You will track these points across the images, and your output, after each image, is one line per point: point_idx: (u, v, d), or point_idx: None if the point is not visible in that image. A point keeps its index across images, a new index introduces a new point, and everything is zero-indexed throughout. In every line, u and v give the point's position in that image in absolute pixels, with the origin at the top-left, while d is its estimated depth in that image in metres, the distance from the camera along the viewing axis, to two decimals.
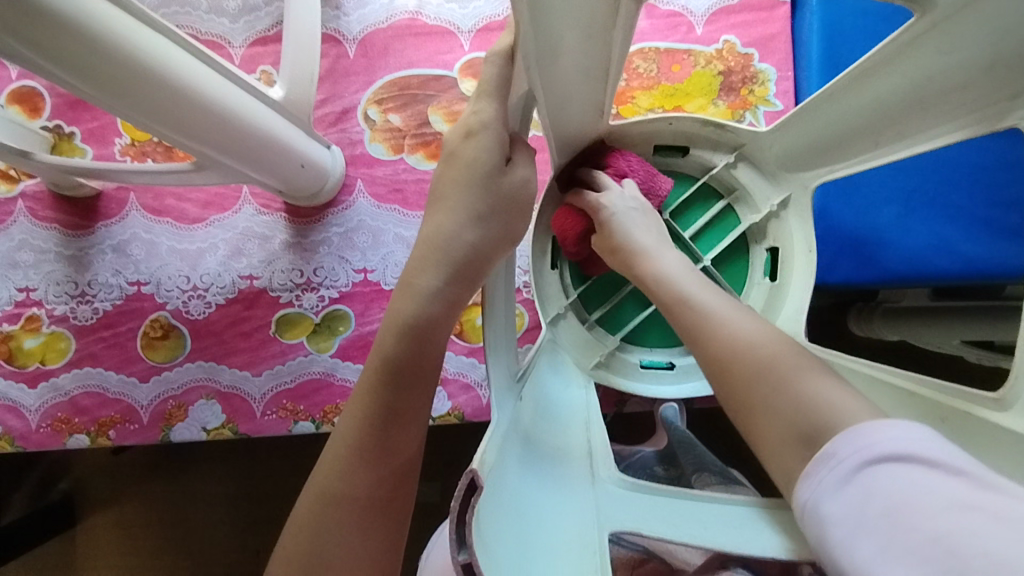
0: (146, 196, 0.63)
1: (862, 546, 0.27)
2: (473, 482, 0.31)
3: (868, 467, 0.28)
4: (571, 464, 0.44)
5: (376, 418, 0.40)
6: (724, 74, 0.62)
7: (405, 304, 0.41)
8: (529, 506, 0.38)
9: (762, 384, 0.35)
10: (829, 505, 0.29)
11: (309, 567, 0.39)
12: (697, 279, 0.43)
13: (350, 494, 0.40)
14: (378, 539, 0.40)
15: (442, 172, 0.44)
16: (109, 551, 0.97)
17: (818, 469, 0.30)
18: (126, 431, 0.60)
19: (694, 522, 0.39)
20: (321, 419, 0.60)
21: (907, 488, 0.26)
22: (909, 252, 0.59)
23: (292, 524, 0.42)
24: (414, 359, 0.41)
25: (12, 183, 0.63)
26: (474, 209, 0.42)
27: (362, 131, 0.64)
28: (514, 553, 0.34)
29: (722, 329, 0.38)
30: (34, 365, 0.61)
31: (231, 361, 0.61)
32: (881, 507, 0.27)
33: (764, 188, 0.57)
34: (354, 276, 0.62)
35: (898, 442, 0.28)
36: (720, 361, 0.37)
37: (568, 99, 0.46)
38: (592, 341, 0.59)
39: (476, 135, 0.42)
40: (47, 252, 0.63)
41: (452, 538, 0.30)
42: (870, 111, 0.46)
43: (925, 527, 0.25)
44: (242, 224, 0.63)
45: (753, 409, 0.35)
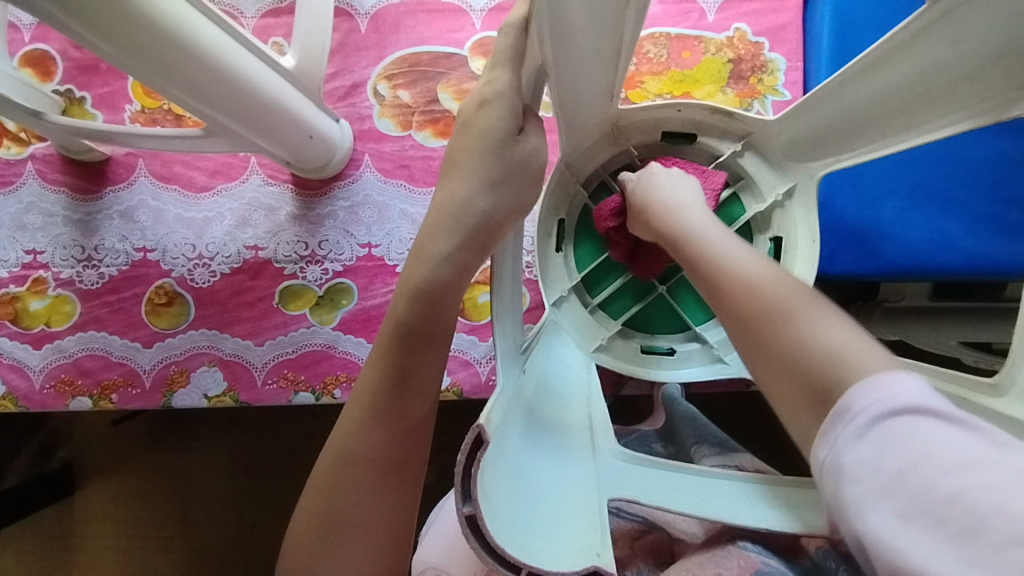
0: (154, 162, 0.64)
1: (876, 508, 0.27)
2: (479, 437, 0.32)
3: (888, 420, 0.28)
4: (571, 437, 0.45)
5: (389, 379, 0.41)
6: (734, 62, 0.62)
7: (416, 271, 0.42)
8: (528, 475, 0.39)
9: (782, 329, 0.34)
10: (844, 458, 0.28)
11: (330, 525, 0.41)
12: (722, 232, 0.44)
13: (364, 455, 0.41)
14: (394, 496, 0.42)
15: (456, 141, 0.45)
16: (105, 519, 0.97)
17: (835, 424, 0.29)
18: (128, 395, 0.61)
19: (690, 494, 0.40)
20: (321, 390, 0.60)
21: (927, 448, 0.26)
22: (911, 245, 0.59)
23: (313, 485, 0.43)
24: (425, 323, 0.41)
25: (22, 145, 0.64)
26: (487, 178, 0.43)
27: (371, 106, 0.64)
28: (513, 514, 0.35)
29: (742, 278, 0.38)
30: (39, 327, 0.62)
31: (233, 330, 0.62)
32: (899, 463, 0.26)
33: (770, 178, 0.57)
34: (358, 251, 0.62)
35: (916, 396, 0.28)
36: (739, 312, 0.37)
37: (578, 80, 0.47)
38: (594, 324, 0.59)
39: (490, 104, 0.43)
40: (55, 215, 0.64)
41: (458, 492, 0.31)
42: (878, 100, 0.47)
43: (946, 485, 0.25)
44: (249, 195, 0.63)
45: (766, 358, 0.35)
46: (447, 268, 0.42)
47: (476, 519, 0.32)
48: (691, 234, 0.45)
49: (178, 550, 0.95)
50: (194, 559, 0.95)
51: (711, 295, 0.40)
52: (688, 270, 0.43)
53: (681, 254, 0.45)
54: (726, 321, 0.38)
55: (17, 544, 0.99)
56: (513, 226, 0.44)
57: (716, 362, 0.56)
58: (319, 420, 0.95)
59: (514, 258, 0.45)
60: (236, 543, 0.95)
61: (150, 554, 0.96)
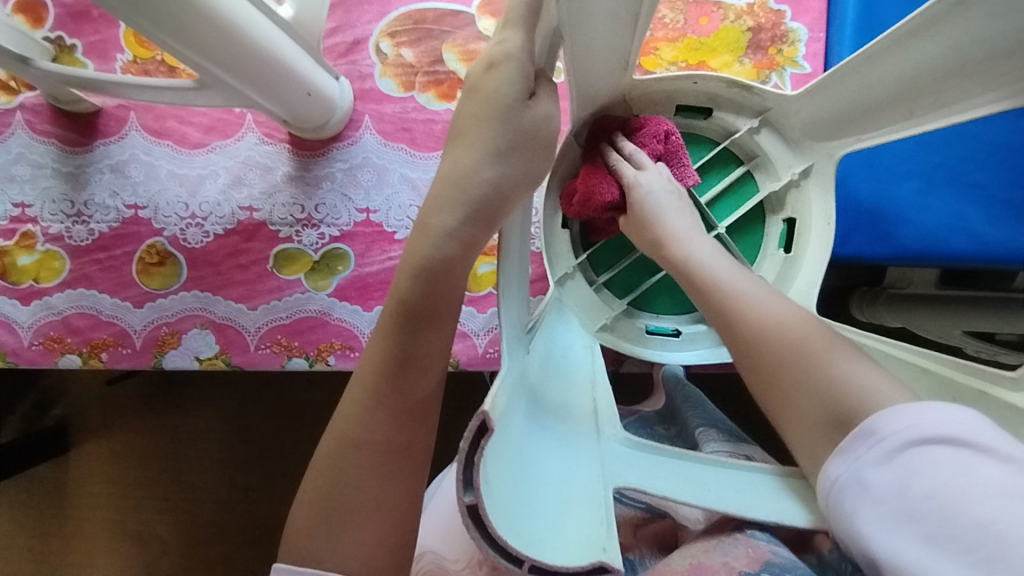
0: (146, 116, 0.62)
1: (892, 532, 0.31)
2: (484, 424, 0.31)
3: (909, 448, 0.31)
4: (575, 420, 0.44)
5: (391, 359, 0.40)
6: (753, 31, 0.60)
7: (421, 240, 0.40)
8: (532, 461, 0.38)
9: (808, 368, 0.36)
10: (865, 480, 0.32)
11: (331, 511, 0.38)
12: (732, 266, 0.44)
13: (366, 434, 0.39)
14: (400, 482, 0.39)
15: (463, 105, 0.43)
16: (98, 478, 0.97)
17: (855, 446, 0.33)
18: (119, 355, 0.60)
19: (698, 484, 0.39)
20: (315, 356, 0.59)
21: (943, 478, 0.30)
22: (926, 229, 0.57)
23: (312, 470, 0.40)
24: (426, 295, 0.40)
25: (10, 93, 0.62)
26: (494, 145, 0.41)
27: (373, 64, 0.61)
28: (515, 503, 0.34)
29: (762, 317, 0.39)
30: (28, 283, 0.60)
31: (226, 293, 0.60)
32: (926, 488, 0.30)
33: (786, 156, 0.55)
34: (356, 216, 0.60)
35: (941, 426, 0.31)
36: (759, 349, 0.39)
37: (594, 45, 0.44)
38: (600, 303, 0.58)
39: (499, 65, 0.41)
40: (44, 167, 0.62)
41: (459, 480, 0.31)
42: (907, 78, 0.44)
43: (972, 513, 0.29)
44: (244, 153, 0.61)
45: (782, 394, 0.37)
46: (449, 236, 0.40)
47: (476, 509, 0.31)
48: (702, 267, 0.44)
49: (172, 511, 0.96)
50: (188, 521, 0.95)
51: (724, 325, 0.41)
52: (698, 303, 0.43)
53: (687, 280, 0.44)
54: (745, 353, 0.39)
55: (12, 499, 0.99)
56: (520, 197, 0.42)
57: (721, 345, 0.55)
58: (313, 385, 0.95)
59: (522, 230, 0.44)
60: (230, 506, 0.95)
61: (143, 514, 0.96)
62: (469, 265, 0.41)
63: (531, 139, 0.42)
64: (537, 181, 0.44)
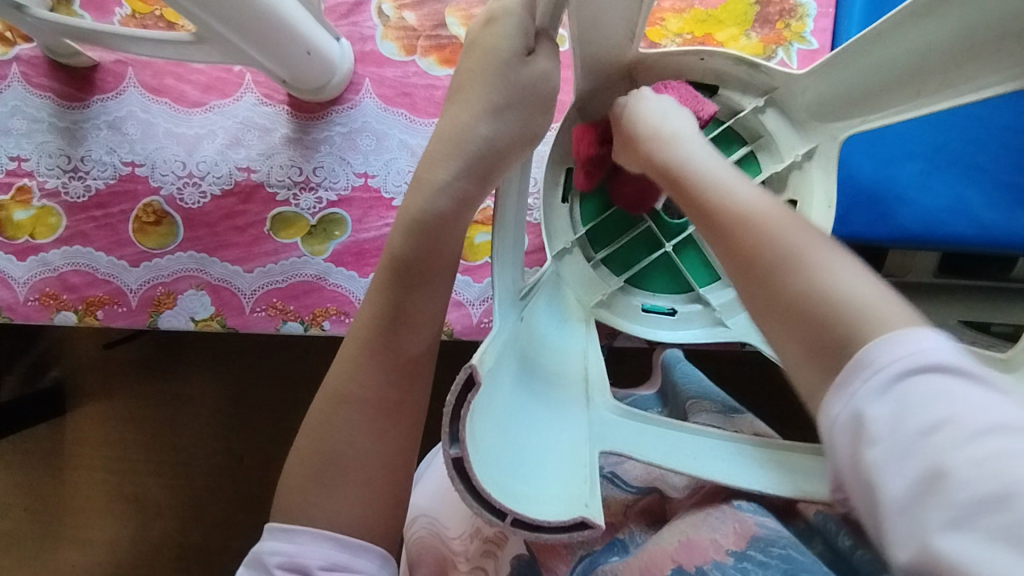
0: (145, 73, 0.61)
1: (890, 474, 0.26)
2: (470, 378, 0.31)
3: (908, 376, 0.27)
4: (566, 387, 0.44)
5: (384, 317, 0.40)
6: (761, 4, 0.59)
7: (418, 197, 0.40)
8: (519, 422, 0.38)
9: (789, 275, 0.32)
10: (861, 416, 0.28)
11: (322, 467, 0.39)
12: (721, 164, 0.40)
13: (360, 391, 0.39)
14: (391, 443, 0.40)
15: (462, 64, 0.43)
16: (95, 440, 0.98)
17: (851, 378, 0.29)
18: (114, 313, 0.60)
19: (684, 452, 0.40)
20: (310, 321, 0.59)
21: (946, 407, 0.26)
22: (926, 211, 0.57)
23: (305, 429, 0.41)
24: (422, 254, 0.40)
25: (8, 46, 0.61)
26: (492, 103, 0.41)
27: (374, 27, 0.61)
28: (502, 461, 0.35)
29: (746, 216, 0.35)
30: (24, 238, 0.60)
31: (222, 254, 0.60)
32: (923, 424, 0.26)
33: (790, 137, 0.54)
34: (354, 180, 0.60)
35: (939, 353, 0.27)
36: (743, 255, 0.34)
37: (596, 13, 0.44)
38: (595, 280, 0.56)
39: (498, 21, 0.41)
40: (40, 121, 0.61)
41: (446, 434, 0.31)
42: (918, 56, 0.45)
43: (970, 451, 0.25)
44: (242, 113, 0.61)
45: (768, 308, 0.33)
46: (444, 195, 0.40)
47: (461, 461, 0.32)
48: (688, 168, 0.41)
49: (167, 475, 0.96)
50: (183, 485, 0.96)
51: (714, 235, 0.36)
52: (681, 204, 0.40)
53: (674, 184, 0.41)
54: (732, 265, 0.35)
55: (9, 458, 1.00)
56: (517, 157, 0.42)
57: (717, 326, 0.55)
58: (310, 354, 0.95)
59: (520, 192, 0.43)
60: (224, 471, 0.96)
61: (139, 476, 0.97)
62: (463, 225, 0.41)
63: (529, 95, 0.41)
64: (536, 143, 0.43)
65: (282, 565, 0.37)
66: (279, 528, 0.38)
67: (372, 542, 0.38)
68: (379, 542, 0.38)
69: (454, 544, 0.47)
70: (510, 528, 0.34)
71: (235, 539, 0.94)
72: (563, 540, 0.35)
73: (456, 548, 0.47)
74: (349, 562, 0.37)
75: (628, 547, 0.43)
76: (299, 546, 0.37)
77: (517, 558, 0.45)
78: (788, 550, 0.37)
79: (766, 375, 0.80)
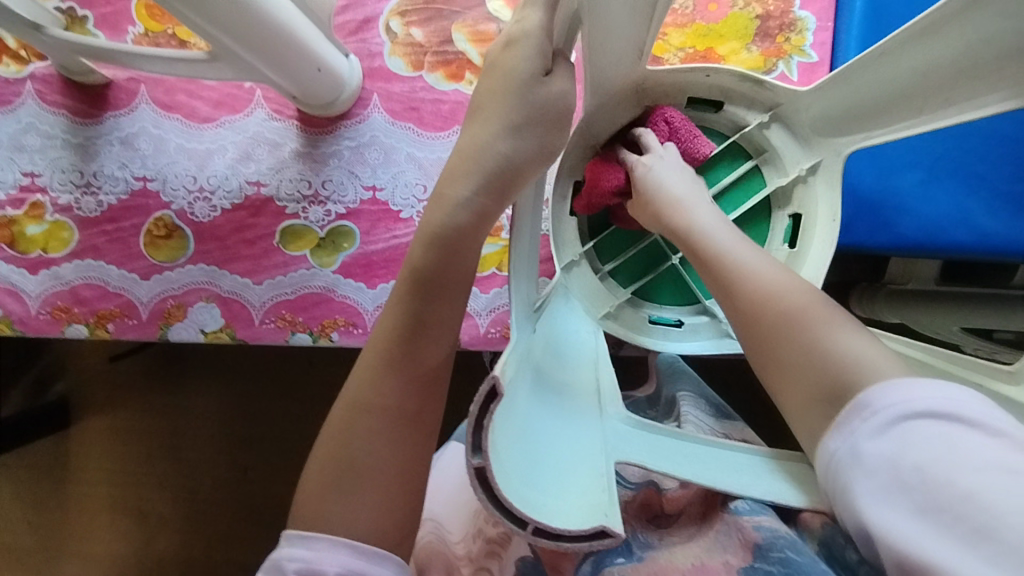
0: (157, 89, 0.62)
1: (887, 506, 0.29)
2: (493, 389, 0.31)
3: (903, 421, 0.30)
4: (579, 399, 0.44)
5: (406, 325, 0.40)
6: (762, 18, 0.60)
7: (437, 210, 0.41)
8: (535, 434, 0.38)
9: (795, 338, 0.35)
10: (859, 453, 0.31)
11: (341, 469, 0.39)
12: (731, 231, 0.44)
13: (378, 400, 0.40)
14: (409, 446, 0.40)
15: (481, 83, 0.44)
16: (102, 453, 0.98)
17: (851, 418, 0.32)
18: (125, 326, 0.60)
19: (697, 462, 0.40)
20: (319, 332, 0.59)
21: (941, 450, 0.28)
22: (926, 220, 0.58)
23: (325, 433, 0.41)
24: (438, 266, 0.40)
25: (22, 64, 0.62)
26: (507, 119, 0.42)
27: (382, 43, 0.62)
28: (521, 470, 0.35)
29: (756, 285, 0.39)
30: (36, 252, 0.61)
31: (233, 267, 0.61)
32: (917, 462, 0.29)
33: (795, 152, 0.55)
34: (363, 193, 0.61)
35: (930, 400, 0.30)
36: (752, 317, 0.38)
37: (610, 36, 0.45)
38: (603, 291, 0.58)
39: (516, 43, 0.41)
40: (53, 138, 0.62)
41: (468, 443, 0.31)
42: (920, 75, 0.45)
43: (959, 486, 0.28)
44: (253, 128, 0.62)
45: (776, 365, 0.36)
46: (463, 208, 0.41)
47: (484, 471, 0.32)
48: (701, 233, 0.44)
49: (172, 488, 0.97)
50: (187, 498, 0.96)
51: (717, 289, 0.41)
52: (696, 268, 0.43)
53: (686, 247, 0.44)
54: (740, 324, 0.39)
55: (14, 472, 1.00)
56: (534, 172, 0.43)
57: (724, 337, 0.55)
58: (315, 366, 0.96)
59: (534, 207, 0.44)
60: (229, 484, 0.96)
61: (144, 489, 0.97)
62: (479, 239, 0.42)
63: (547, 113, 0.42)
64: (551, 158, 0.44)
65: (300, 572, 0.37)
66: (295, 535, 0.38)
67: (385, 550, 0.38)
68: (397, 550, 0.39)
69: (457, 548, 0.48)
70: (530, 536, 0.34)
71: (240, 553, 0.94)
72: (583, 550, 0.34)
73: (459, 552, 0.48)
74: (366, 568, 0.37)
75: (633, 549, 0.43)
76: (316, 553, 0.37)
77: (522, 559, 0.45)
78: (787, 551, 0.39)
79: (767, 386, 0.80)
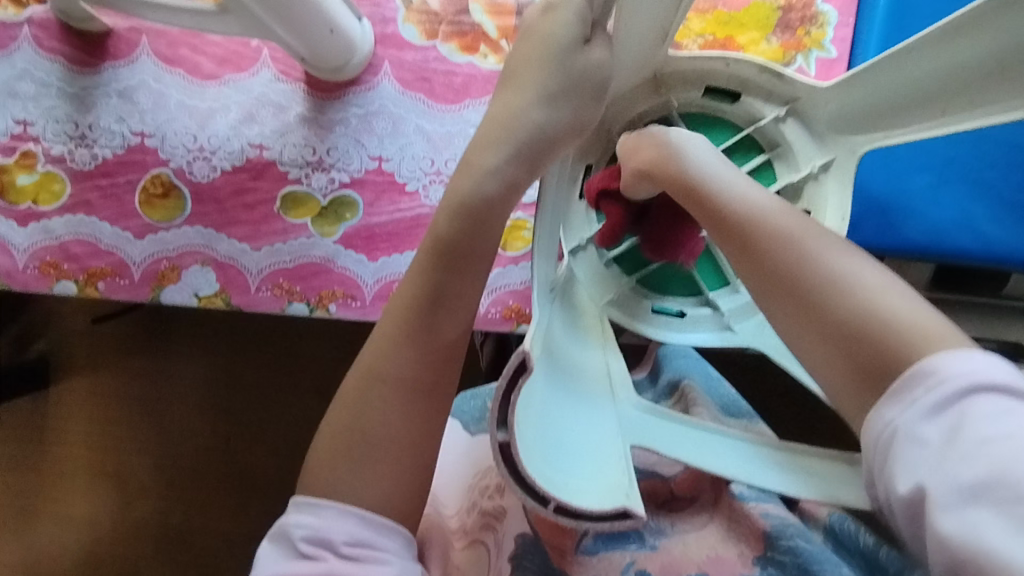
0: (160, 43, 0.60)
1: (939, 479, 0.28)
2: (523, 363, 0.34)
3: (964, 396, 0.29)
4: (593, 380, 0.44)
5: (424, 297, 0.40)
6: (784, 10, 0.59)
7: (461, 180, 0.40)
8: (554, 416, 0.38)
9: (842, 296, 0.35)
10: (917, 429, 0.30)
11: (349, 441, 0.39)
12: (732, 175, 0.43)
13: (392, 372, 0.39)
14: (419, 419, 0.39)
15: (515, 48, 0.43)
16: (82, 414, 0.97)
17: (910, 387, 0.31)
18: (115, 286, 0.59)
19: (707, 451, 0.40)
20: (316, 303, 0.58)
21: (1006, 427, 0.28)
22: (933, 223, 0.58)
23: (335, 403, 0.41)
24: (461, 238, 0.40)
25: (20, 7, 0.60)
26: (544, 87, 0.41)
27: (396, 9, 0.60)
28: (544, 453, 0.36)
29: (767, 224, 0.39)
30: (26, 205, 0.59)
31: (230, 231, 0.59)
32: (979, 436, 0.28)
33: (809, 148, 0.54)
34: (368, 163, 0.59)
35: (983, 374, 0.30)
36: (777, 270, 0.37)
37: (637, 19, 0.44)
38: (607, 278, 0.57)
39: (557, 8, 0.41)
40: (48, 86, 0.60)
41: (495, 418, 0.33)
42: (945, 77, 0.45)
43: (1020, 463, 0.27)
44: (258, 89, 0.60)
45: (813, 321, 0.35)
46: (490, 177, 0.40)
47: (507, 447, 0.34)
48: (702, 180, 0.43)
49: (153, 453, 0.95)
50: (168, 463, 0.95)
51: (727, 237, 0.40)
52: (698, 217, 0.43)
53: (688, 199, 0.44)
54: (762, 278, 0.38)
55: None
56: (555, 145, 0.42)
57: (725, 331, 0.55)
58: (306, 338, 0.95)
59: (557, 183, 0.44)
60: (211, 452, 0.95)
61: (124, 453, 0.96)
62: (506, 210, 0.41)
63: (580, 83, 0.41)
64: (580, 134, 0.43)
65: (307, 539, 0.37)
66: (305, 503, 0.38)
67: (395, 524, 0.38)
68: (404, 524, 0.38)
69: (451, 521, 0.48)
70: (552, 514, 0.35)
71: (220, 521, 0.93)
72: (603, 529, 0.36)
73: (453, 526, 0.47)
74: (373, 540, 0.37)
75: (645, 537, 0.44)
76: (323, 522, 0.37)
77: (522, 535, 0.45)
78: (795, 540, 0.42)
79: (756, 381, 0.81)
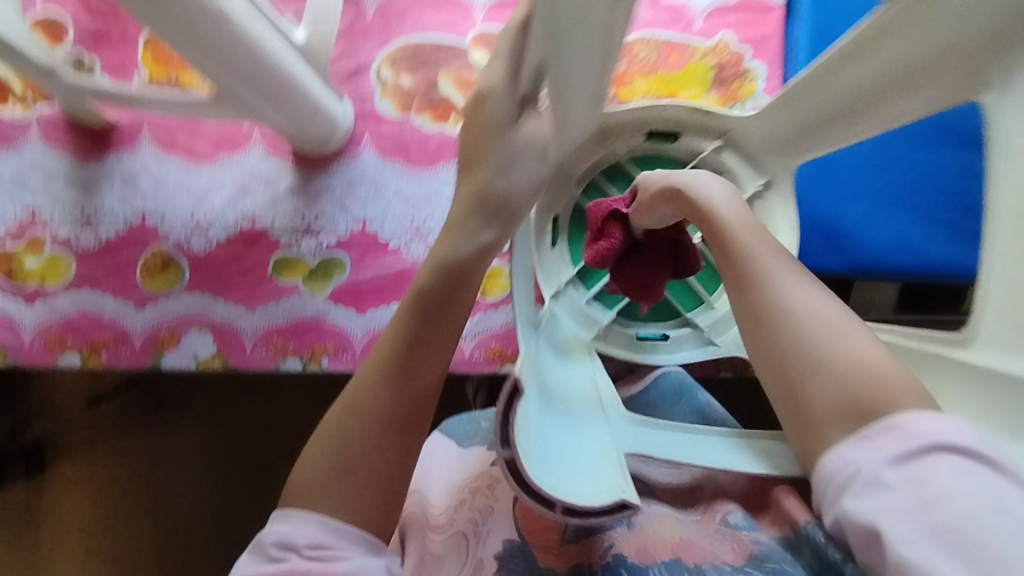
0: (159, 131, 0.66)
1: (895, 521, 0.27)
2: (514, 388, 0.39)
3: (930, 451, 0.28)
4: (584, 405, 0.49)
5: (405, 339, 0.43)
6: (718, 68, 0.67)
7: (446, 242, 0.46)
8: (552, 438, 0.43)
9: (825, 343, 0.33)
10: (873, 474, 0.29)
11: (331, 468, 0.40)
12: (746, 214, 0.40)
13: (370, 405, 0.41)
14: (398, 452, 0.41)
15: (466, 133, 0.50)
16: (78, 498, 0.96)
17: (877, 435, 0.30)
18: (118, 355, 0.62)
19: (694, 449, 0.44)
20: (309, 357, 0.62)
21: (962, 486, 0.27)
22: (875, 245, 0.63)
23: (316, 435, 0.42)
24: (442, 289, 0.44)
25: (29, 106, 0.66)
26: (496, 160, 0.47)
27: (373, 89, 0.67)
28: (548, 466, 0.41)
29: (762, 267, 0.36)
30: (33, 284, 0.63)
31: (226, 296, 0.63)
32: (939, 489, 0.27)
33: (749, 171, 0.60)
34: (353, 225, 0.64)
35: (951, 435, 0.28)
36: (763, 307, 0.35)
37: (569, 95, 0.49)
38: (590, 316, 0.61)
39: (487, 99, 0.47)
40: (56, 175, 0.65)
41: (499, 437, 0.39)
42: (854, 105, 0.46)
43: (977, 524, 0.26)
44: (250, 166, 0.66)
45: (795, 373, 0.33)
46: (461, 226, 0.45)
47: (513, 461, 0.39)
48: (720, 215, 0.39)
49: (150, 531, 0.95)
50: (166, 541, 0.95)
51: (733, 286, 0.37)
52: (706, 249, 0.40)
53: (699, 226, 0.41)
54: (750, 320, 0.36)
55: None
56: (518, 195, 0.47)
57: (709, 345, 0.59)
58: None
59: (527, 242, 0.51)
60: (209, 523, 0.95)
61: (122, 534, 0.96)
62: (478, 254, 0.46)
63: None
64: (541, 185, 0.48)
65: (277, 543, 0.38)
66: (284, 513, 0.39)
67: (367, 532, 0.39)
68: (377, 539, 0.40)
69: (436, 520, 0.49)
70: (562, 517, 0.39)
71: None
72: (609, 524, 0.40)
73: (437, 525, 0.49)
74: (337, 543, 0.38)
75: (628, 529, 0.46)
76: (293, 527, 0.38)
77: (509, 540, 0.46)
78: (782, 564, 0.42)
79: None
